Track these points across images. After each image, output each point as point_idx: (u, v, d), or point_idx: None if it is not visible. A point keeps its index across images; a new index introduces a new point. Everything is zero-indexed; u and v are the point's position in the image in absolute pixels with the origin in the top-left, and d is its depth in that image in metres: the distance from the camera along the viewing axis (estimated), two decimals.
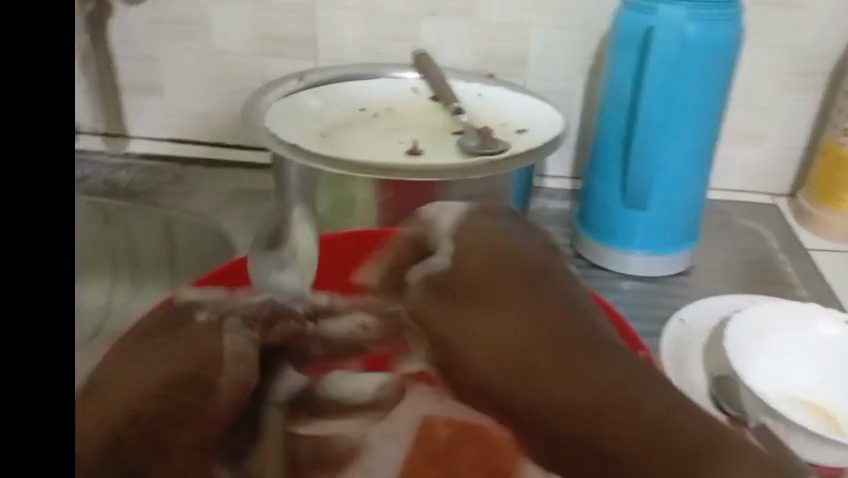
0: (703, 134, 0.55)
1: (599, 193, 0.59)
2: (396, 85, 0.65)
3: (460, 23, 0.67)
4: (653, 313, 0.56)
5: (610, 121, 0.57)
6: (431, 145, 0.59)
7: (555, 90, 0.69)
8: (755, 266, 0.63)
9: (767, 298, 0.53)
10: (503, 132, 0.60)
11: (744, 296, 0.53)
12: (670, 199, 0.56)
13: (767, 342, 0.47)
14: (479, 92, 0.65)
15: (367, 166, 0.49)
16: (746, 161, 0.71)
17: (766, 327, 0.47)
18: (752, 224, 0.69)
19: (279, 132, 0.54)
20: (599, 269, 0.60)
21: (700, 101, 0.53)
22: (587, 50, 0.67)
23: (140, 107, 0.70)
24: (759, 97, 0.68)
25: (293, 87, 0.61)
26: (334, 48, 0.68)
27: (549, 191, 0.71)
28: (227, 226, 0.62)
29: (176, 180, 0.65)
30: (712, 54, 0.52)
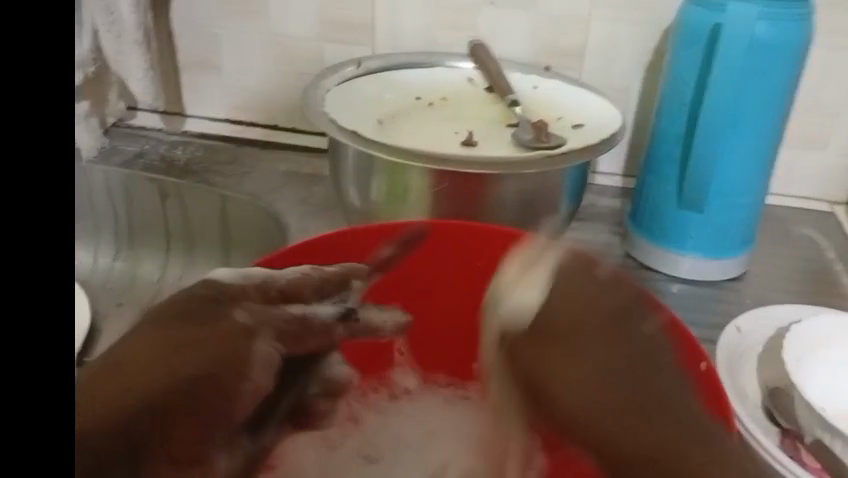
0: (767, 137, 0.53)
1: (653, 192, 0.58)
2: (452, 74, 0.65)
3: (519, 14, 0.66)
4: (704, 318, 0.55)
5: (669, 119, 0.56)
6: (485, 137, 0.59)
7: (613, 86, 0.68)
8: (812, 276, 0.61)
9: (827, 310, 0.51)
10: (559, 126, 0.60)
11: (803, 308, 0.51)
12: (728, 202, 0.55)
13: (826, 357, 0.45)
14: (536, 84, 0.64)
15: (423, 154, 0.49)
16: (807, 167, 0.69)
17: (827, 340, 0.46)
18: (809, 232, 0.67)
19: (335, 117, 0.54)
20: (651, 270, 0.59)
21: (766, 103, 0.52)
22: (648, 46, 0.65)
23: (196, 87, 0.71)
24: (825, 101, 0.65)
25: (351, 73, 0.61)
26: (391, 35, 0.68)
27: (600, 188, 0.70)
28: (279, 209, 0.62)
29: (233, 160, 0.68)
30: (782, 54, 0.50)
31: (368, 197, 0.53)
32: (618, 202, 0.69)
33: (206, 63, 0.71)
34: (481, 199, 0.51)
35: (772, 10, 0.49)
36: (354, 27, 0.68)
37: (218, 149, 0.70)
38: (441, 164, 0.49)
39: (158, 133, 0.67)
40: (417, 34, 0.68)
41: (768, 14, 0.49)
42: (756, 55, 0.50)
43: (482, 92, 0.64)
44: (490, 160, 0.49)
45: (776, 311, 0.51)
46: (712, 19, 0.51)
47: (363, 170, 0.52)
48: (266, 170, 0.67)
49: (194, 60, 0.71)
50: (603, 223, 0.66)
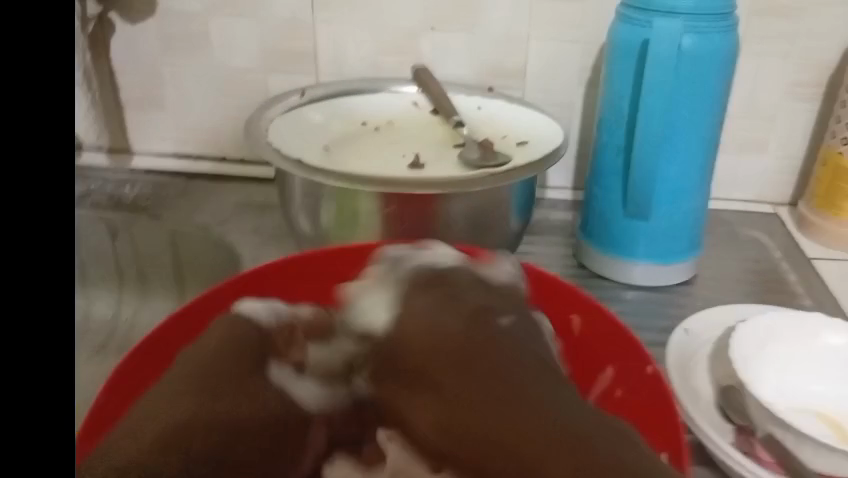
0: (703, 145, 0.55)
1: (601, 204, 0.59)
2: (396, 99, 0.66)
3: (459, 37, 0.67)
4: (656, 323, 0.56)
5: (609, 132, 0.57)
6: (432, 158, 0.60)
7: (556, 103, 0.69)
8: (758, 275, 0.63)
9: (771, 307, 0.53)
10: (504, 144, 0.61)
11: (747, 307, 0.53)
12: (671, 210, 0.57)
13: (772, 352, 0.47)
14: (480, 105, 0.65)
15: (369, 179, 0.49)
16: (747, 171, 0.71)
17: (771, 336, 0.47)
18: (754, 233, 0.69)
19: (280, 147, 0.55)
20: (601, 279, 0.61)
21: (699, 112, 0.53)
22: (586, 62, 0.67)
23: (142, 123, 0.71)
24: (757, 106, 0.68)
25: (295, 103, 0.61)
26: (335, 63, 0.69)
27: (550, 202, 0.72)
28: (232, 239, 0.62)
29: (183, 195, 0.68)
30: (709, 65, 0.52)
31: (319, 224, 0.54)
32: (569, 215, 0.70)
33: (150, 100, 0.70)
34: (430, 219, 0.51)
35: (697, 22, 0.51)
36: (298, 57, 0.69)
37: (167, 185, 0.70)
38: (386, 187, 0.49)
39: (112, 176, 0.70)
40: (361, 61, 0.69)
41: (693, 26, 0.51)
42: (685, 66, 0.51)
43: (428, 114, 0.65)
44: (435, 180, 0.50)
45: (722, 312, 0.52)
46: (641, 34, 0.52)
47: (312, 197, 0.53)
48: (217, 202, 0.67)
49: (138, 98, 0.70)
50: (555, 236, 0.67)
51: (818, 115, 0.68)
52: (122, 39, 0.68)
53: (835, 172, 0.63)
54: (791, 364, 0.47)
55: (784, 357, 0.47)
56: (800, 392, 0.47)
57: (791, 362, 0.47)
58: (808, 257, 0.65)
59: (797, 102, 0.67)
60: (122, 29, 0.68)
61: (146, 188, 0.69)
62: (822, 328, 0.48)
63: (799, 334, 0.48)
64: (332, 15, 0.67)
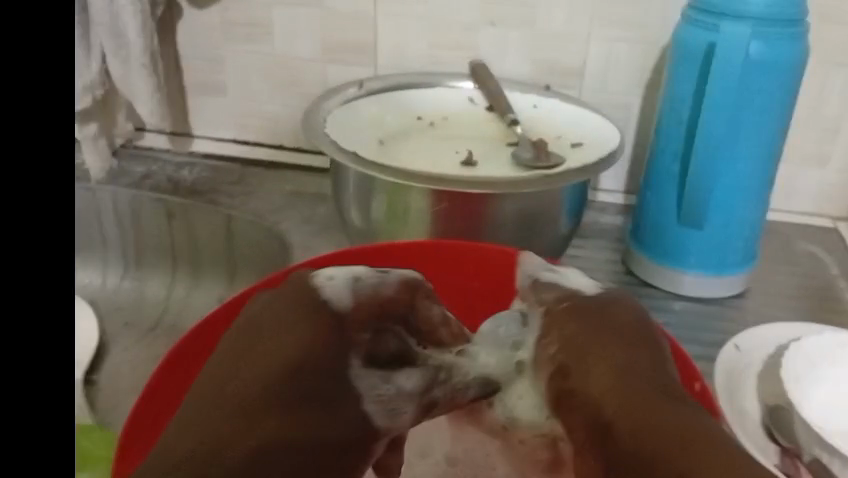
0: (766, 153, 0.54)
1: (654, 210, 0.58)
2: (453, 94, 0.65)
3: (519, 34, 0.67)
4: (705, 336, 0.55)
5: (667, 137, 0.56)
6: (485, 156, 0.59)
7: (613, 105, 0.68)
8: (814, 292, 0.61)
9: (828, 328, 0.51)
10: (559, 145, 0.60)
11: (803, 327, 0.52)
12: (728, 219, 0.55)
13: (825, 375, 0.45)
14: (535, 104, 0.65)
15: (423, 175, 0.50)
16: (809, 183, 0.69)
17: (824, 359, 0.46)
18: (813, 248, 0.67)
19: (336, 138, 0.55)
20: (651, 288, 0.60)
21: (765, 119, 0.52)
22: (647, 64, 0.66)
23: (203, 106, 0.73)
24: (823, 117, 0.66)
25: (352, 94, 0.62)
26: (393, 55, 0.69)
27: (601, 206, 0.71)
28: (284, 227, 0.63)
29: (241, 180, 0.70)
30: (777, 72, 0.51)
31: (369, 217, 0.54)
32: (620, 220, 0.69)
33: (211, 85, 0.72)
34: (479, 218, 0.52)
35: (766, 29, 0.49)
36: (356, 48, 0.69)
37: (224, 171, 0.72)
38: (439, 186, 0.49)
39: (173, 159, 0.73)
40: (418, 54, 0.69)
41: (762, 32, 0.49)
42: (752, 73, 0.50)
43: (484, 111, 0.65)
44: (486, 180, 0.50)
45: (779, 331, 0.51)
46: (706, 39, 0.51)
47: (364, 190, 0.53)
48: (270, 189, 0.68)
49: (199, 82, 0.72)
50: (604, 241, 0.67)
51: None
52: (188, 24, 0.70)
53: None
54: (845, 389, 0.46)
55: (837, 381, 0.46)
56: None
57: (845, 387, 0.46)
58: None
59: None
60: (188, 13, 0.69)
61: (205, 173, 0.71)
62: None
63: None
64: (392, 8, 0.67)
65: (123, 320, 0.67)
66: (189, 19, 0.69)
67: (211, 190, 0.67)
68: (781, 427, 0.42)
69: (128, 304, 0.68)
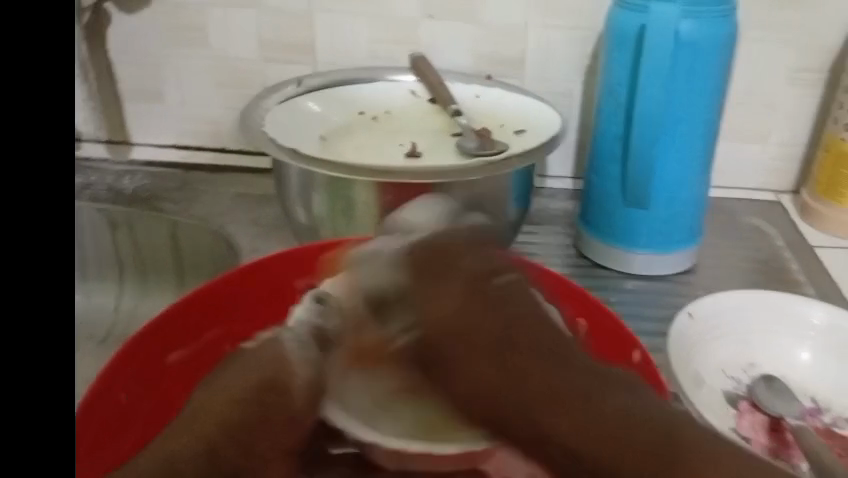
0: (704, 130, 0.55)
1: (599, 190, 0.59)
2: (395, 87, 0.65)
3: (457, 24, 0.67)
4: (658, 312, 0.56)
5: (607, 120, 0.57)
6: (430, 147, 0.60)
7: (554, 90, 0.69)
8: (761, 263, 0.63)
9: (746, 291, 0.50)
10: (501, 133, 0.61)
11: (735, 293, 0.49)
12: (670, 198, 0.56)
13: (744, 334, 0.48)
14: (479, 93, 0.65)
15: (365, 170, 0.49)
16: (749, 160, 0.71)
17: (741, 322, 0.48)
18: (757, 221, 0.68)
19: (276, 137, 0.54)
20: (603, 269, 0.60)
21: (699, 99, 0.53)
22: (585, 49, 0.66)
23: (142, 111, 0.72)
24: (760, 94, 0.67)
25: (293, 92, 0.61)
26: (331, 51, 0.68)
27: (550, 192, 0.72)
28: (231, 230, 0.63)
29: (181, 187, 0.69)
30: (709, 49, 0.51)
31: (312, 213, 0.54)
32: (570, 204, 0.70)
33: (146, 90, 0.70)
34: None
35: (694, 8, 0.50)
36: (295, 47, 0.68)
37: (168, 177, 0.70)
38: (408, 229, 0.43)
39: (113, 167, 0.71)
40: (357, 50, 0.68)
41: (691, 12, 0.50)
42: (681, 51, 0.51)
43: (427, 103, 0.64)
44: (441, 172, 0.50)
45: (745, 300, 0.49)
46: (638, 21, 0.52)
47: (303, 185, 0.53)
48: (216, 193, 0.68)
49: (135, 88, 0.70)
50: (554, 225, 0.67)
51: (820, 101, 0.67)
52: (118, 28, 0.68)
53: (837, 158, 0.63)
54: (765, 340, 0.48)
55: (755, 339, 0.48)
56: (774, 366, 0.47)
57: (765, 339, 0.48)
58: (810, 246, 0.64)
59: (798, 88, 0.67)
60: (118, 18, 0.67)
61: (148, 180, 0.70)
62: (792, 307, 0.49)
63: (769, 316, 0.49)
64: (329, 2, 0.66)
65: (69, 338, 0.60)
66: (121, 24, 0.68)
67: (152, 198, 0.67)
68: (742, 392, 0.45)
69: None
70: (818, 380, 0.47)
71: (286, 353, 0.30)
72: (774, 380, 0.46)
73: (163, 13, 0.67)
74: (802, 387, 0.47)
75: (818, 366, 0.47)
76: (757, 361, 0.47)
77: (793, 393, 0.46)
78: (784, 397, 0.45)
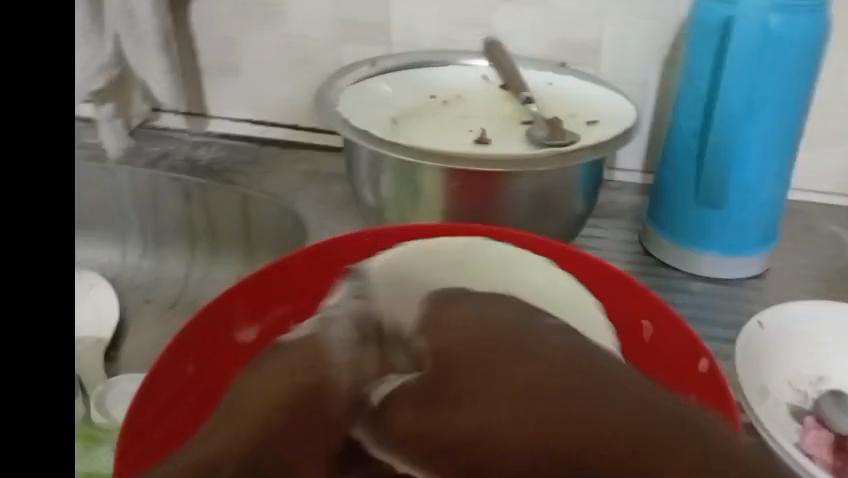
0: (787, 130, 0.52)
1: (671, 189, 0.57)
2: (466, 72, 0.65)
3: (534, 10, 0.66)
4: (724, 317, 0.55)
5: (684, 114, 0.55)
6: (499, 133, 0.59)
7: (630, 82, 0.67)
8: (839, 273, 0.60)
9: (820, 302, 0.48)
10: (573, 123, 0.60)
11: (809, 303, 0.48)
12: (745, 199, 0.54)
13: (814, 346, 0.46)
14: (551, 81, 0.64)
15: (433, 155, 0.50)
16: (834, 164, 0.67)
17: (813, 333, 0.47)
18: (837, 229, 0.65)
19: (347, 118, 0.55)
20: (669, 268, 0.59)
21: (784, 97, 0.51)
22: (666, 41, 0.64)
23: (219, 85, 0.73)
24: None
25: (366, 73, 0.62)
26: (405, 33, 0.68)
27: (618, 185, 0.70)
28: (299, 207, 0.64)
29: (253, 161, 0.71)
30: (799, 46, 0.49)
31: (379, 195, 0.54)
32: (638, 200, 0.68)
33: (225, 64, 0.72)
34: (496, 195, 0.51)
35: (784, 2, 0.48)
36: (371, 27, 0.69)
37: (243, 151, 0.73)
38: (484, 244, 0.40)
39: (190, 138, 0.74)
40: (432, 33, 0.68)
41: (783, 5, 0.48)
42: (768, 47, 0.49)
43: (497, 89, 0.64)
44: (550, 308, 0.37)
45: (818, 311, 0.47)
46: (724, 13, 0.50)
47: (372, 168, 0.53)
48: (285, 170, 0.70)
49: (215, 62, 0.72)
50: (621, 221, 0.66)
51: None
52: (203, 3, 0.70)
53: None
54: (836, 354, 0.46)
55: (825, 352, 0.46)
56: (843, 381, 0.45)
57: (836, 353, 0.46)
58: None
59: None
60: None
61: (224, 152, 0.73)
62: None
63: (843, 330, 0.47)
64: None
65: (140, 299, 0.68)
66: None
67: (226, 170, 0.69)
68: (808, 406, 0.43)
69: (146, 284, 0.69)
70: None
71: (321, 343, 0.33)
72: (843, 397, 0.44)
73: None
74: None
75: None
76: (825, 375, 0.45)
77: None
78: None
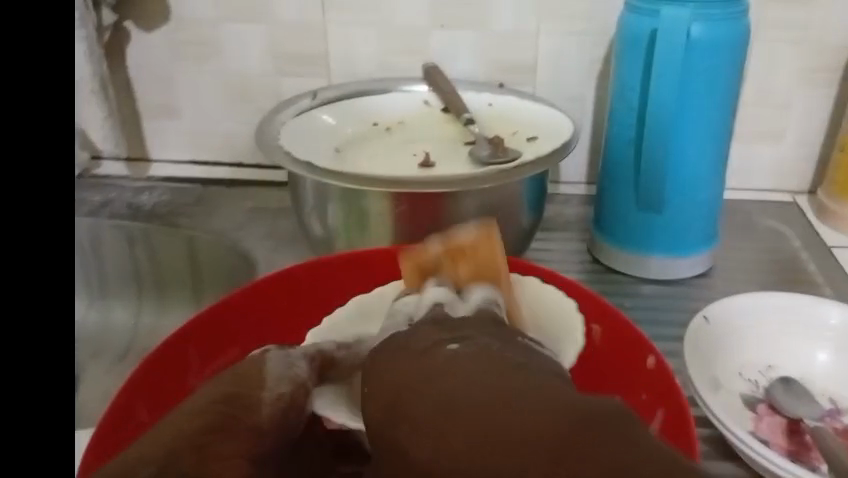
0: (717, 132, 0.54)
1: (614, 194, 0.58)
2: (406, 98, 0.66)
3: (468, 34, 0.67)
4: (674, 316, 0.56)
5: (620, 124, 0.57)
6: (443, 157, 0.60)
7: (566, 97, 0.69)
8: (778, 264, 0.62)
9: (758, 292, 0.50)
10: (513, 141, 0.61)
11: (750, 295, 0.49)
12: (684, 200, 0.56)
13: (758, 337, 0.48)
14: (490, 101, 0.65)
15: (377, 180, 0.50)
16: (765, 161, 0.71)
17: (755, 326, 0.48)
18: (774, 223, 0.68)
19: (290, 150, 0.55)
20: (618, 274, 0.61)
21: (711, 101, 0.53)
22: (596, 56, 0.67)
23: (159, 128, 0.73)
24: (774, 94, 0.67)
25: (306, 105, 0.62)
26: (345, 65, 0.69)
27: (564, 197, 0.72)
28: (248, 243, 0.64)
29: (199, 201, 0.70)
30: (721, 53, 0.51)
31: (327, 224, 0.54)
32: (585, 209, 0.70)
33: (163, 106, 0.72)
34: (445, 216, 0.52)
35: (705, 11, 0.50)
36: (309, 61, 0.69)
37: (188, 192, 0.72)
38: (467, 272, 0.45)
39: (131, 184, 0.72)
40: (370, 62, 0.69)
41: (701, 14, 0.50)
42: (692, 55, 0.51)
43: (438, 112, 0.65)
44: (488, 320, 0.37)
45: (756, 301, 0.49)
46: (648, 24, 0.52)
47: (318, 198, 0.53)
48: (232, 206, 0.69)
49: (153, 106, 0.72)
50: (569, 232, 0.67)
51: (834, 100, 0.67)
52: (136, 48, 0.69)
53: None
54: (780, 341, 0.48)
55: (770, 342, 0.48)
56: (790, 368, 0.47)
57: (779, 340, 0.48)
58: (827, 246, 0.64)
59: (813, 89, 0.67)
60: (135, 38, 0.69)
61: (167, 194, 0.71)
62: (805, 306, 0.49)
63: (784, 317, 0.49)
64: (340, 15, 0.67)
65: (91, 350, 0.67)
66: (138, 43, 0.69)
67: (170, 212, 0.68)
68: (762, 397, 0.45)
69: (96, 333, 0.67)
70: (836, 380, 0.47)
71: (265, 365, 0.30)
72: (790, 382, 0.46)
73: (178, 31, 0.68)
74: (820, 388, 0.46)
75: (838, 367, 0.47)
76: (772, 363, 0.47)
77: (809, 396, 0.45)
78: (802, 400, 0.45)
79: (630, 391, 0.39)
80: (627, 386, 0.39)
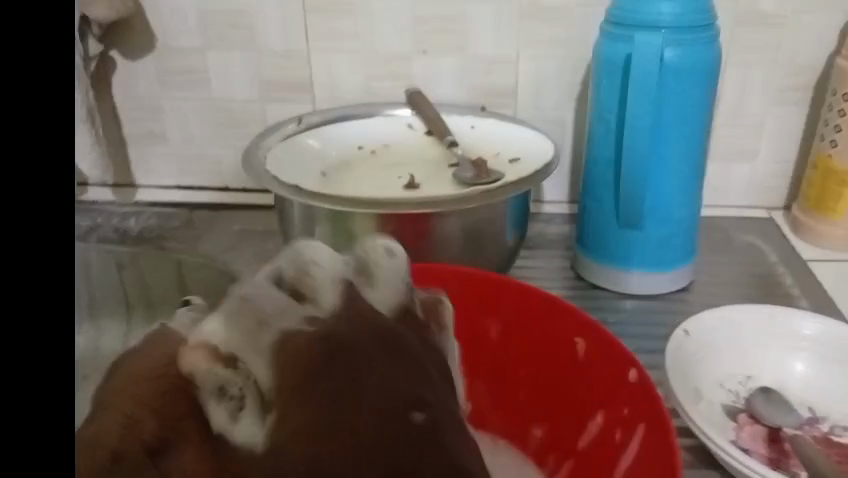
0: (693, 153, 0.56)
1: (595, 213, 0.60)
2: (391, 122, 0.67)
3: (451, 59, 0.69)
4: (658, 331, 0.57)
5: (599, 145, 0.58)
6: (428, 179, 0.61)
7: (548, 119, 0.71)
8: (756, 278, 0.64)
9: (737, 307, 0.51)
10: (496, 162, 0.63)
11: (728, 309, 0.50)
12: (662, 219, 0.58)
13: (735, 350, 0.49)
14: (473, 124, 0.66)
15: (364, 203, 0.51)
16: (742, 178, 0.73)
17: (733, 338, 0.49)
18: (751, 238, 0.70)
19: (278, 174, 0.56)
20: (601, 290, 0.62)
21: (686, 123, 0.55)
22: (575, 79, 0.69)
23: (147, 154, 0.74)
24: (747, 114, 0.69)
25: (292, 130, 0.63)
26: (330, 89, 0.70)
27: (547, 216, 0.73)
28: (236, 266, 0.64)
29: (187, 225, 0.71)
30: (695, 76, 0.53)
31: None
32: (569, 227, 0.71)
33: (151, 132, 0.73)
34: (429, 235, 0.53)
35: (678, 36, 0.52)
36: (296, 86, 0.70)
37: (174, 217, 0.72)
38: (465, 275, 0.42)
39: (116, 207, 0.67)
40: (355, 87, 0.70)
41: (675, 40, 0.52)
42: (669, 78, 0.53)
43: (423, 135, 0.66)
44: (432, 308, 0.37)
45: (733, 315, 0.50)
46: (624, 49, 0.54)
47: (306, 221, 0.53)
48: (220, 230, 0.70)
49: (140, 132, 0.73)
50: (553, 250, 0.68)
51: (805, 119, 0.69)
52: (123, 76, 0.71)
53: (824, 176, 0.65)
54: (757, 354, 0.49)
55: (747, 355, 0.49)
56: (767, 380, 0.48)
57: (756, 353, 0.49)
58: (803, 260, 0.66)
59: (786, 108, 0.69)
60: (123, 66, 0.70)
61: (155, 219, 0.71)
62: (780, 320, 0.50)
63: (760, 331, 0.50)
64: (325, 42, 0.69)
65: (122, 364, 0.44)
66: (126, 72, 0.71)
67: (157, 237, 0.67)
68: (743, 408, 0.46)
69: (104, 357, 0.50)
70: (813, 391, 0.48)
71: None
72: (772, 392, 0.47)
73: (165, 58, 0.70)
74: (799, 399, 0.47)
75: (816, 378, 0.48)
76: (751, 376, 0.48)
77: (789, 405, 0.46)
78: (782, 409, 0.46)
79: (611, 405, 0.40)
80: (607, 401, 0.40)
